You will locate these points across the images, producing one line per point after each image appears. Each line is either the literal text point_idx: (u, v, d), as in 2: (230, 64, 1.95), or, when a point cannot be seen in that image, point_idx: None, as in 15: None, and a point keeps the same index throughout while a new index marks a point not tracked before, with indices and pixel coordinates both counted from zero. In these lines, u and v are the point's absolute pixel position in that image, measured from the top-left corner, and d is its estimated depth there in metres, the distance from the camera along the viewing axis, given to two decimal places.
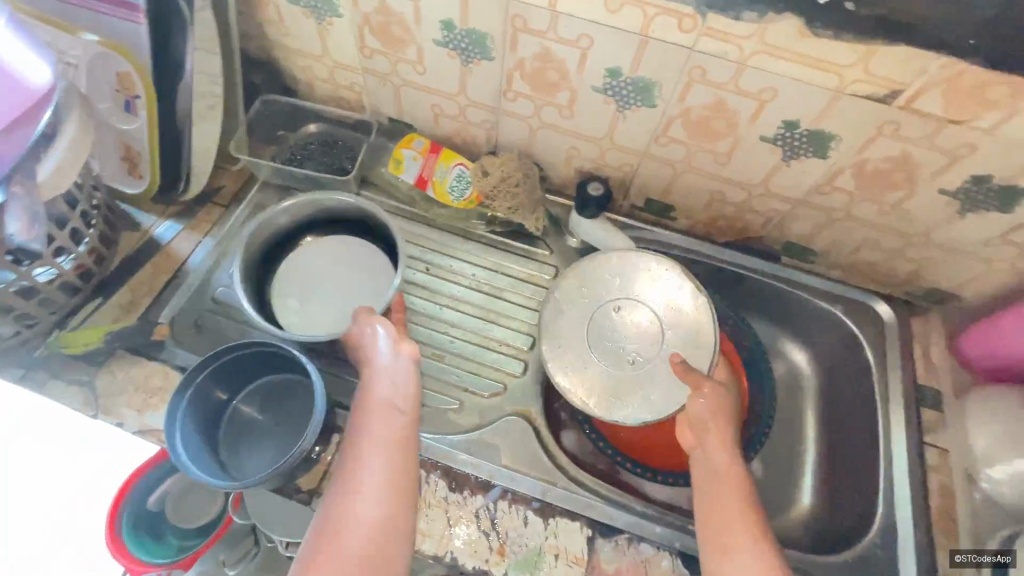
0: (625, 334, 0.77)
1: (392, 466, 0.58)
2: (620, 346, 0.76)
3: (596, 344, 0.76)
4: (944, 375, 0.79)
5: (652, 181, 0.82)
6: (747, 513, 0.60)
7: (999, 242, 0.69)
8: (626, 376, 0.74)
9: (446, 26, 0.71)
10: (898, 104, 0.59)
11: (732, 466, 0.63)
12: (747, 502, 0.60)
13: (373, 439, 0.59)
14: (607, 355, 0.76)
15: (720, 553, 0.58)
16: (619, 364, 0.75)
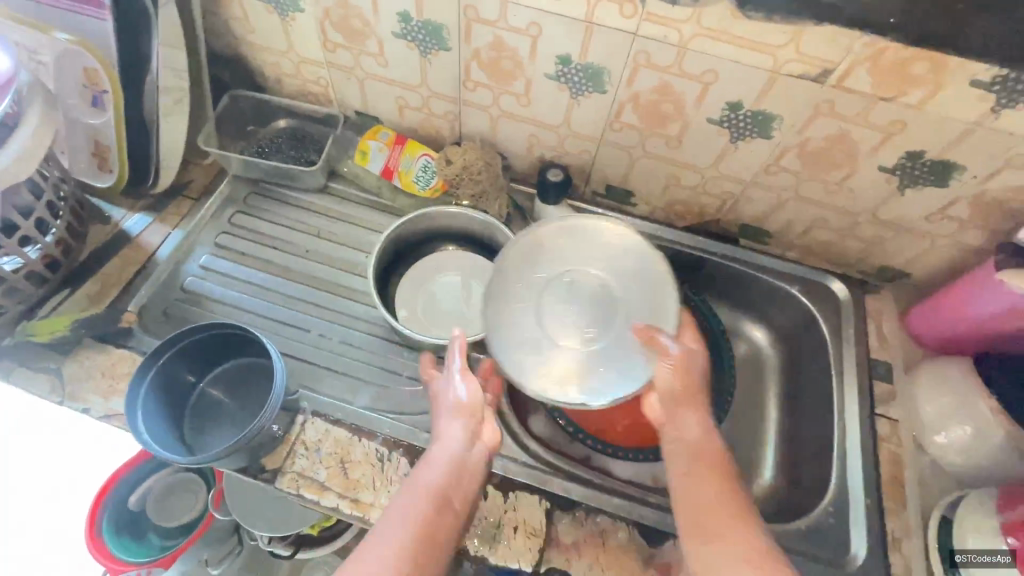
0: (599, 295, 0.76)
1: (431, 501, 0.56)
2: (575, 320, 0.75)
3: (555, 323, 0.75)
4: (895, 350, 0.81)
5: (610, 168, 0.84)
6: (734, 500, 0.56)
7: (939, 217, 0.72)
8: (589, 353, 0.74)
9: (403, 18, 0.73)
10: (830, 83, 0.62)
11: (715, 456, 0.60)
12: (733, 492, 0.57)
13: (426, 471, 0.58)
14: (571, 331, 0.75)
15: (711, 551, 0.52)
16: (588, 337, 0.74)
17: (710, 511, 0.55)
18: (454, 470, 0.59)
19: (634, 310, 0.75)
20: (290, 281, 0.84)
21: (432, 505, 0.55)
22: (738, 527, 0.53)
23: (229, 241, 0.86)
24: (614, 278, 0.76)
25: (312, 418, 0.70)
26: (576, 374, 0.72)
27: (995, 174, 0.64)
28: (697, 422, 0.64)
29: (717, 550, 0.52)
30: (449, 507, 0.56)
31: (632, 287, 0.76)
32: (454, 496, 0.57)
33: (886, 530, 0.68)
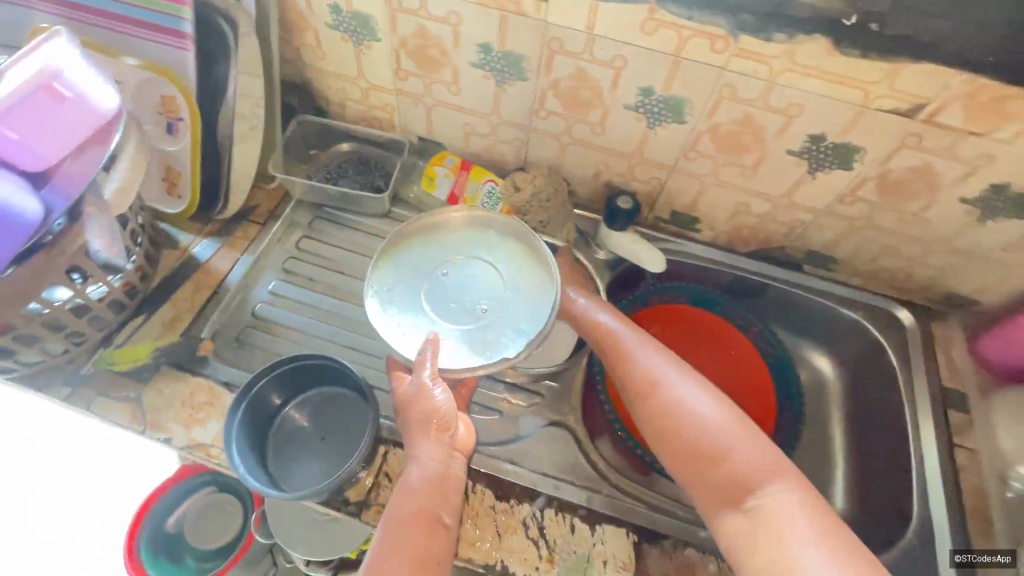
0: (489, 278, 0.74)
1: (415, 515, 0.59)
2: (478, 296, 0.72)
3: (443, 306, 0.72)
4: (966, 378, 0.81)
5: (678, 195, 0.85)
6: (666, 361, 0.65)
7: (1017, 247, 0.72)
8: (499, 325, 0.70)
9: (483, 49, 0.74)
10: (921, 118, 0.62)
11: (638, 335, 0.69)
12: (665, 352, 0.66)
13: (409, 483, 0.61)
14: (439, 312, 0.71)
15: (665, 404, 0.61)
16: (466, 316, 0.71)
17: (653, 374, 0.64)
18: (435, 486, 0.61)
19: (518, 280, 0.74)
20: (358, 306, 0.84)
21: (416, 523, 0.58)
22: (680, 378, 0.63)
23: (298, 265, 0.86)
24: (503, 263, 0.75)
25: (393, 448, 0.70)
26: (473, 344, 0.69)
27: None
28: (614, 315, 0.72)
29: (668, 402, 0.61)
30: (434, 519, 0.59)
31: (506, 270, 0.74)
32: (432, 511, 0.60)
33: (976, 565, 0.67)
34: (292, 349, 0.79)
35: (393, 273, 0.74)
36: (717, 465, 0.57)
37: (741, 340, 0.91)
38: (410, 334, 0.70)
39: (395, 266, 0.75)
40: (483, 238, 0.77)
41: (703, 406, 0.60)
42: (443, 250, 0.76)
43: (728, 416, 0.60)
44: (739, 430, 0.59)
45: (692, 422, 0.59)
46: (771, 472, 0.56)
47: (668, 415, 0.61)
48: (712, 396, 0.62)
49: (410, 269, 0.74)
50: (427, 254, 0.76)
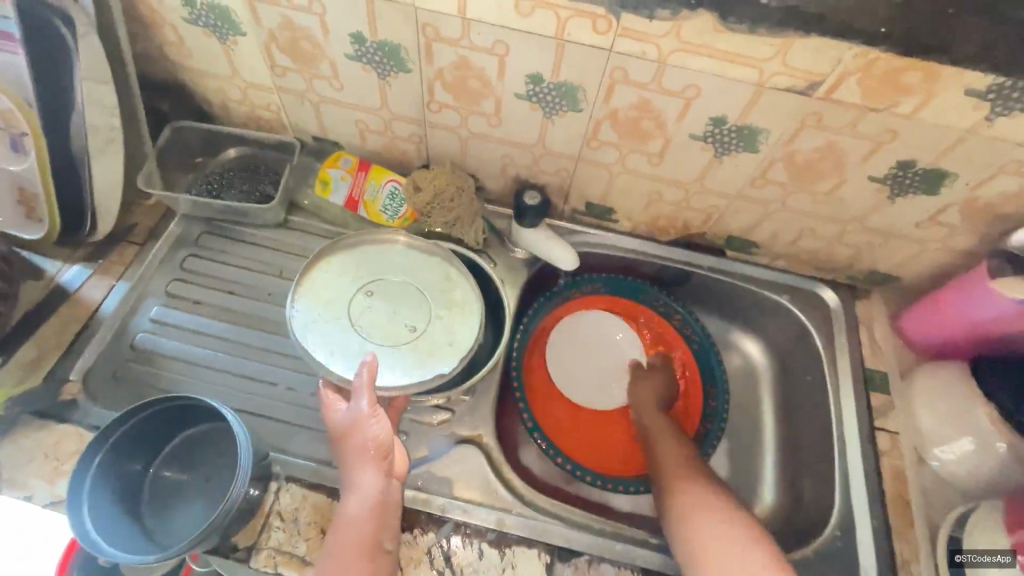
0: (413, 296, 0.76)
1: (356, 544, 0.55)
2: (406, 317, 0.74)
3: (368, 323, 0.73)
4: (889, 357, 0.79)
5: (589, 186, 0.80)
6: (706, 476, 0.69)
7: (929, 223, 0.70)
8: (425, 342, 0.72)
9: (357, 40, 0.67)
10: (819, 95, 0.58)
11: (680, 444, 0.74)
12: (690, 477, 0.68)
13: (352, 510, 0.57)
14: (368, 330, 0.72)
15: (700, 512, 0.63)
16: (395, 336, 0.72)
17: (683, 494, 0.66)
18: (377, 512, 0.57)
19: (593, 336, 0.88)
20: (252, 328, 0.77)
21: (360, 550, 0.54)
22: (701, 490, 0.66)
23: (184, 288, 0.79)
24: (425, 280, 0.77)
25: (286, 484, 0.65)
26: (402, 361, 0.70)
27: (988, 180, 0.62)
28: (673, 445, 0.74)
29: (702, 509, 0.63)
30: (377, 543, 0.56)
31: (433, 290, 0.76)
32: (375, 535, 0.56)
33: (896, 554, 0.66)
34: (177, 382, 0.73)
35: (330, 279, 0.76)
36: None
37: (665, 327, 0.89)
38: (335, 347, 0.71)
39: (319, 285, 0.75)
40: (407, 261, 0.78)
41: (726, 519, 0.62)
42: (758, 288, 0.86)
43: (749, 530, 0.61)
44: (753, 550, 0.59)
45: (721, 538, 0.60)
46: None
47: (697, 525, 0.62)
48: (730, 509, 0.63)
49: (339, 281, 0.75)
50: (356, 268, 0.77)
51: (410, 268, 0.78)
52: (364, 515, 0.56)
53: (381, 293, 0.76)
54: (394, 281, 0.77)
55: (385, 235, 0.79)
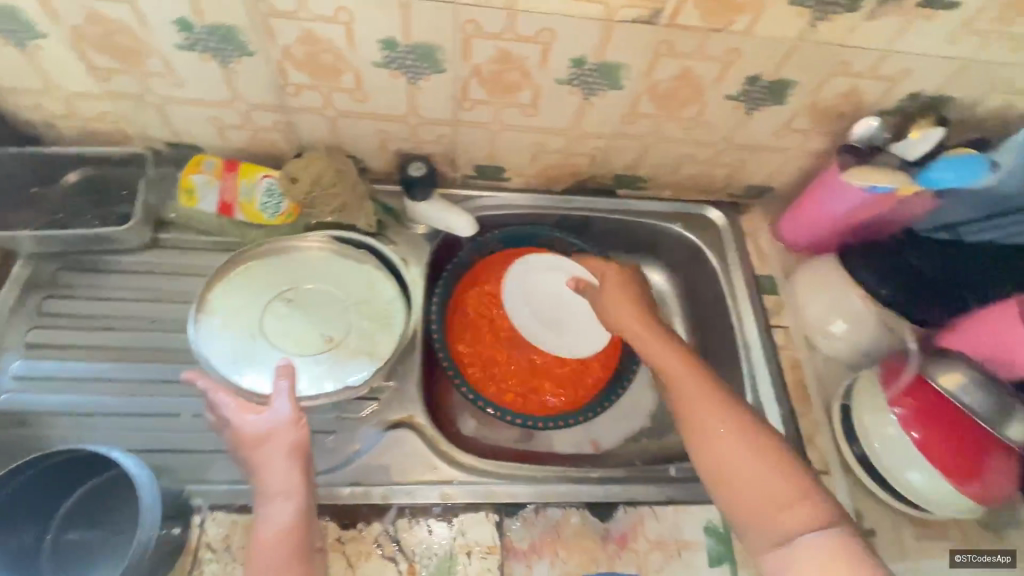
0: (324, 299, 0.74)
1: (279, 555, 0.52)
2: (321, 325, 0.72)
3: (282, 335, 0.71)
4: (774, 261, 0.87)
5: (472, 148, 0.78)
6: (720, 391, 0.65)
7: (786, 132, 0.75)
8: (344, 341, 0.71)
9: (183, 26, 0.61)
10: (664, 23, 0.60)
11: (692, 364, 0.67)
12: (706, 392, 0.64)
13: (273, 522, 0.54)
14: (282, 343, 0.70)
15: (717, 435, 0.61)
16: (311, 343, 0.70)
17: (697, 412, 0.63)
18: (301, 518, 0.55)
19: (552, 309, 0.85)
20: (140, 361, 0.71)
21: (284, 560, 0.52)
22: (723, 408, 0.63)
23: (48, 334, 0.71)
24: (333, 281, 0.75)
25: (212, 513, 0.61)
26: (326, 365, 0.69)
27: (824, 83, 0.67)
28: (675, 361, 0.67)
29: (722, 433, 0.61)
30: (302, 553, 0.53)
31: (340, 288, 0.75)
32: (298, 543, 0.54)
33: (802, 432, 0.74)
34: (62, 437, 0.66)
35: (230, 298, 0.72)
36: (765, 505, 0.57)
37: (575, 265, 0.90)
38: (247, 361, 0.68)
39: (227, 299, 0.72)
40: (307, 266, 0.76)
41: (751, 439, 0.60)
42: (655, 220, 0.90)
43: (800, 474, 0.58)
44: (786, 475, 0.58)
45: (749, 466, 0.59)
46: (829, 515, 0.55)
47: (719, 457, 0.61)
48: (752, 428, 0.61)
49: (239, 299, 0.72)
50: (262, 280, 0.74)
51: (314, 270, 0.76)
52: (287, 524, 0.54)
53: (292, 300, 0.73)
54: (299, 287, 0.74)
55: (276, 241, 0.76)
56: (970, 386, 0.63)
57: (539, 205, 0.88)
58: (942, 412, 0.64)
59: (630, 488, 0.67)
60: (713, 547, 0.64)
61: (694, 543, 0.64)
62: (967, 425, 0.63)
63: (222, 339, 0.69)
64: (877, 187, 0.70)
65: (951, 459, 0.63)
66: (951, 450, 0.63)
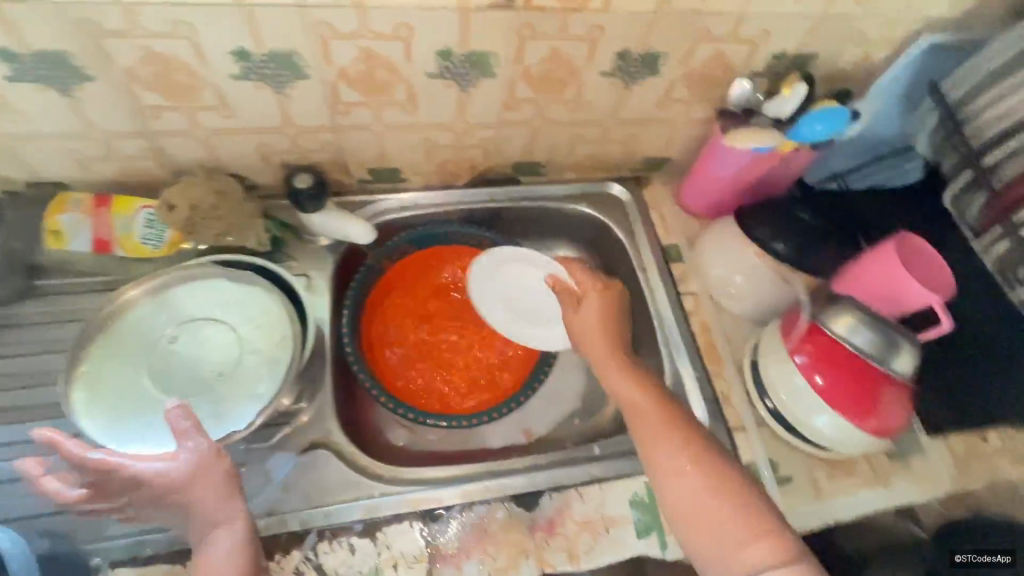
0: (212, 335, 0.69)
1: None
2: (210, 362, 0.67)
3: (167, 378, 0.66)
4: (679, 230, 0.88)
5: (360, 152, 0.76)
6: (689, 427, 0.61)
7: (667, 102, 0.76)
8: (237, 378, 0.67)
9: (7, 56, 0.56)
10: (520, 6, 0.59)
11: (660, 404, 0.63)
12: (672, 432, 0.60)
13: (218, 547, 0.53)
14: (169, 388, 0.65)
15: (680, 480, 0.57)
16: (200, 384, 0.66)
17: (663, 454, 0.59)
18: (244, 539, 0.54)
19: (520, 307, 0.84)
20: (24, 420, 0.67)
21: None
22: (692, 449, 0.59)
23: None
24: (222, 312, 0.70)
25: (113, 571, 0.58)
26: (217, 405, 0.65)
27: (692, 52, 0.69)
28: (640, 398, 0.64)
29: (686, 476, 0.57)
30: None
31: (229, 320, 0.70)
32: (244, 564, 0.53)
33: (717, 393, 0.76)
34: None
35: (111, 346, 0.67)
36: (733, 556, 0.53)
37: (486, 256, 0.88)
38: (131, 411, 0.63)
39: (111, 343, 0.67)
40: (192, 299, 0.71)
41: (717, 478, 0.57)
42: (561, 202, 0.89)
43: (761, 509, 0.55)
44: (746, 511, 0.55)
45: (716, 511, 0.55)
46: (789, 548, 0.52)
47: (689, 507, 0.56)
48: (720, 468, 0.58)
49: (122, 344, 0.67)
50: (143, 321, 0.69)
51: (200, 303, 0.70)
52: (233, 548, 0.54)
53: (176, 339, 0.68)
54: (183, 324, 0.69)
55: (152, 277, 0.71)
56: (859, 329, 0.65)
57: (444, 202, 0.87)
58: (836, 355, 0.66)
59: (554, 473, 0.67)
60: (639, 519, 0.65)
61: (620, 519, 0.65)
62: (861, 366, 0.65)
63: (101, 393, 0.64)
64: (761, 146, 0.72)
65: (847, 399, 0.66)
66: (846, 390, 0.66)
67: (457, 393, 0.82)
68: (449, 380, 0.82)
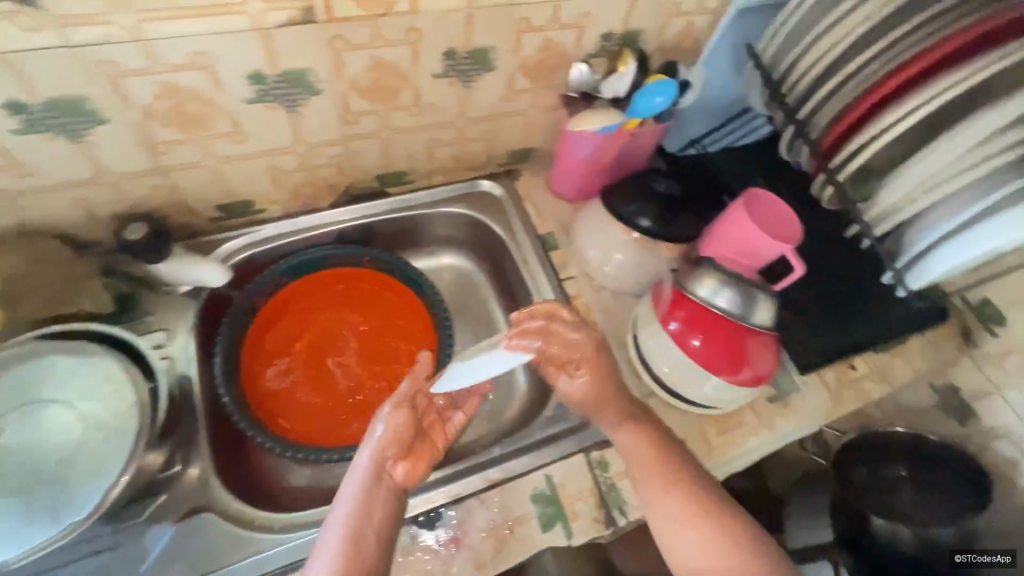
0: (50, 417, 0.62)
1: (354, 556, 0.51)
2: (49, 449, 0.60)
3: None
4: (554, 217, 0.89)
5: (200, 190, 0.71)
6: (684, 471, 0.59)
7: (512, 95, 0.76)
8: (84, 459, 0.60)
9: None
10: (322, 19, 0.57)
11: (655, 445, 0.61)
12: (672, 482, 0.58)
13: (338, 519, 0.53)
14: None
15: (681, 533, 0.55)
16: (37, 474, 0.59)
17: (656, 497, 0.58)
18: (369, 504, 0.54)
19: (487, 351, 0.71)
20: None
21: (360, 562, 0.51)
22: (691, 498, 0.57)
23: None
24: (59, 390, 0.64)
25: None
26: (60, 495, 0.58)
27: (520, 43, 0.68)
28: (636, 438, 0.62)
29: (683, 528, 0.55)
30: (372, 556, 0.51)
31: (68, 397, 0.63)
32: (374, 531, 0.53)
33: None
34: None
35: None
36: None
37: (369, 275, 0.86)
38: None
39: None
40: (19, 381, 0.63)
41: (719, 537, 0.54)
42: (435, 208, 0.88)
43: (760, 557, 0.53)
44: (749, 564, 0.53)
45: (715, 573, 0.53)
46: None
47: (691, 562, 0.54)
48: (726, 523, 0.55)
49: None
50: None
51: (31, 384, 0.63)
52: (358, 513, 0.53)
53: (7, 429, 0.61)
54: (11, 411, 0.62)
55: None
56: (720, 289, 0.68)
57: (310, 226, 0.84)
58: (706, 317, 0.69)
59: (453, 485, 0.67)
60: (543, 513, 0.66)
61: (523, 517, 0.65)
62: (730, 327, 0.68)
63: None
64: (607, 127, 0.73)
65: (719, 357, 0.69)
66: (716, 351, 0.69)
67: (344, 415, 0.79)
68: (334, 405, 0.80)
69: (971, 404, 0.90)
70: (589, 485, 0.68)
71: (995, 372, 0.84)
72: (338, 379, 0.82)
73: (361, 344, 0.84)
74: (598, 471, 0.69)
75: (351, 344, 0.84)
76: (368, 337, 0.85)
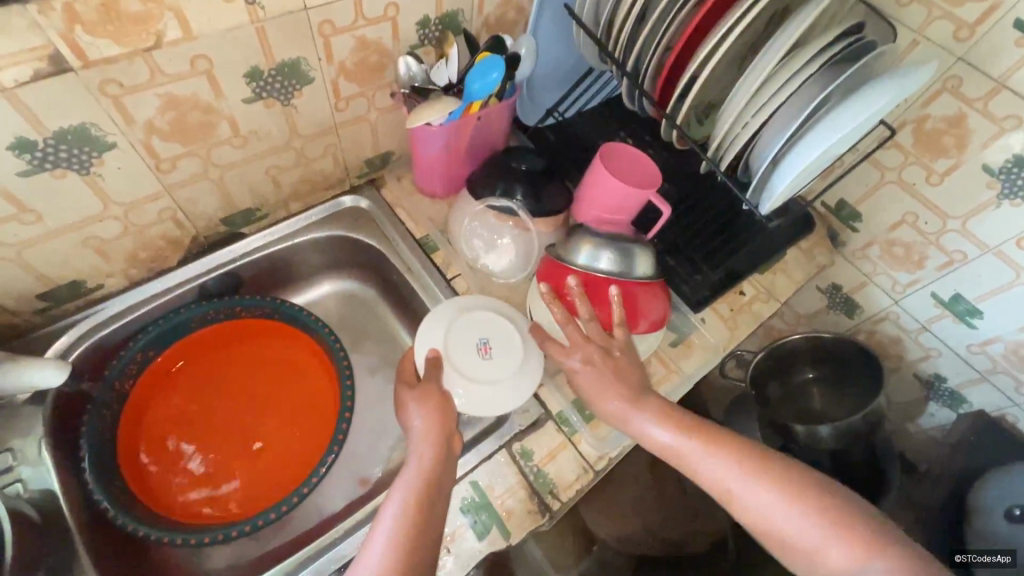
0: None
1: (409, 541, 0.51)
2: None
3: None
4: (429, 216, 0.86)
5: (5, 283, 0.62)
6: (723, 440, 0.59)
7: (342, 103, 0.71)
8: None
9: None
10: (78, 67, 0.49)
11: (691, 426, 0.60)
12: (716, 451, 0.58)
13: (394, 505, 0.54)
14: None
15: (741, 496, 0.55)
16: None
17: (721, 486, 0.57)
18: (426, 491, 0.55)
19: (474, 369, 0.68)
20: None
21: (412, 549, 0.51)
22: (754, 473, 0.56)
23: None
24: None
25: None
26: None
27: (329, 48, 0.64)
28: (663, 423, 0.61)
29: (743, 491, 0.55)
30: (423, 541, 0.52)
31: None
32: (426, 518, 0.53)
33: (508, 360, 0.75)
34: None
35: None
36: (817, 563, 0.51)
37: (241, 325, 0.79)
38: None
39: None
40: None
41: (799, 498, 0.53)
42: (300, 237, 0.82)
43: (819, 490, 0.54)
44: (816, 506, 0.53)
45: (818, 542, 0.51)
46: (864, 529, 0.51)
47: (758, 516, 0.54)
48: (797, 482, 0.54)
49: None
50: None
51: None
52: (416, 495, 0.54)
53: None
54: None
55: None
56: (598, 253, 0.64)
57: (159, 292, 0.75)
58: (590, 285, 0.65)
59: None
60: (476, 521, 0.64)
61: (456, 530, 0.63)
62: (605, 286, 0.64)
63: None
64: (450, 113, 0.69)
65: (604, 310, 0.66)
66: (602, 308, 0.66)
67: (247, 485, 0.73)
68: (235, 473, 0.73)
69: (852, 298, 0.96)
70: (516, 477, 0.67)
71: (865, 265, 0.91)
72: (236, 443, 0.75)
73: (252, 399, 0.78)
74: (521, 461, 0.68)
75: (241, 404, 0.78)
76: (259, 392, 0.79)
